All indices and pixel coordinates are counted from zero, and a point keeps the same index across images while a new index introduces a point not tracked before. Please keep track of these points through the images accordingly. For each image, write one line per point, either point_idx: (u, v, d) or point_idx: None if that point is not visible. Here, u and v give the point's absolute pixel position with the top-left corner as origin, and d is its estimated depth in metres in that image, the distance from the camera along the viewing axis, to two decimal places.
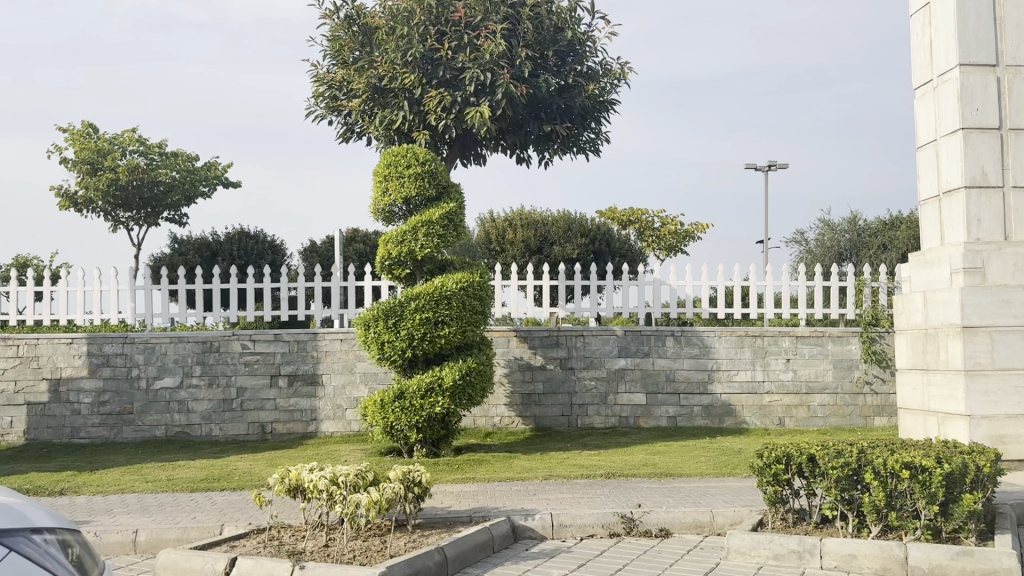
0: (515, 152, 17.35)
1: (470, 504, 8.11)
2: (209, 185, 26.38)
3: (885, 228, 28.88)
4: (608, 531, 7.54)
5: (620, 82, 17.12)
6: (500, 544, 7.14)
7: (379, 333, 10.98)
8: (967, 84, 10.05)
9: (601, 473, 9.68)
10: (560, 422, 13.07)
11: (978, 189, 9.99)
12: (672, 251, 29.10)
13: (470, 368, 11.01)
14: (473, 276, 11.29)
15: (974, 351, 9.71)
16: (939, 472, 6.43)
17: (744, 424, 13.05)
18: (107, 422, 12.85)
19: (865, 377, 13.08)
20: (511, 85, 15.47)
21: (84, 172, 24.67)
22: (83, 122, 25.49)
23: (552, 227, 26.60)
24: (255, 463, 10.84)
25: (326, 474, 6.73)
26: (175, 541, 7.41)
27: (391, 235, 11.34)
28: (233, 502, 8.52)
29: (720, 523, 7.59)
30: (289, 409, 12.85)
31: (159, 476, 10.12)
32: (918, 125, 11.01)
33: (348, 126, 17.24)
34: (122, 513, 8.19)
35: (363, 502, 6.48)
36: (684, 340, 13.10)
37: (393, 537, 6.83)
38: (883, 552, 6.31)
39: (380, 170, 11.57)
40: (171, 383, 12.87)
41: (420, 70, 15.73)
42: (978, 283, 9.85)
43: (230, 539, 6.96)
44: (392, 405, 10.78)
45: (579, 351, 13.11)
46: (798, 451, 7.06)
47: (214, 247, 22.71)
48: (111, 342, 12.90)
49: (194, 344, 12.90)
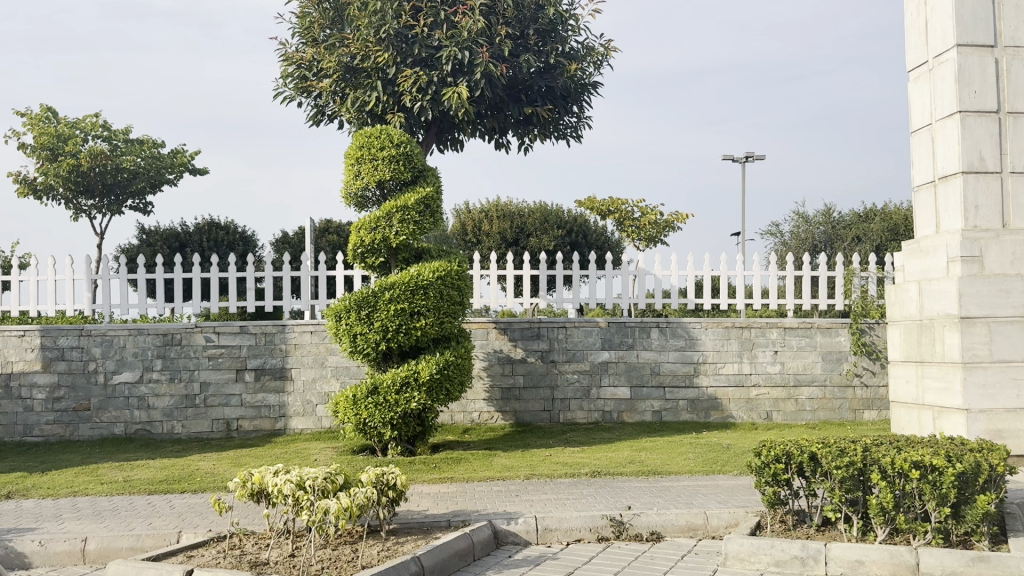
0: (493, 137, 16.81)
1: (449, 507, 7.59)
2: (176, 173, 25.54)
3: (859, 220, 28.69)
4: (597, 536, 7.06)
5: (603, 63, 16.60)
6: (481, 551, 6.65)
7: (351, 325, 10.41)
8: (964, 64, 9.66)
9: (586, 472, 9.20)
10: (541, 417, 12.59)
11: (976, 174, 9.62)
12: (652, 242, 28.59)
13: (448, 361, 10.46)
14: (451, 265, 10.78)
15: (972, 343, 9.34)
16: (951, 472, 5.99)
17: (731, 419, 12.65)
18: (62, 419, 12.16)
19: (854, 369, 12.74)
20: (490, 64, 14.93)
21: (44, 158, 23.70)
22: (42, 106, 24.51)
23: (528, 219, 26.17)
24: (218, 463, 10.23)
25: (292, 478, 6.16)
26: (127, 550, 6.80)
27: (364, 221, 10.75)
28: (193, 506, 7.93)
29: (715, 526, 7.17)
30: (256, 405, 12.23)
31: (116, 477, 9.49)
32: (912, 108, 10.61)
33: (318, 109, 16.59)
34: (71, 519, 7.57)
35: (332, 509, 5.92)
36: (670, 332, 12.66)
37: (365, 546, 6.29)
38: (893, 558, 5.92)
39: (352, 152, 10.99)
40: (130, 378, 12.20)
41: (394, 48, 15.13)
42: (976, 272, 9.48)
43: (188, 547, 6.38)
44: (365, 401, 10.21)
45: (561, 344, 12.62)
46: (798, 450, 6.63)
47: (182, 237, 21.91)
48: (67, 335, 12.19)
49: (156, 336, 12.23)
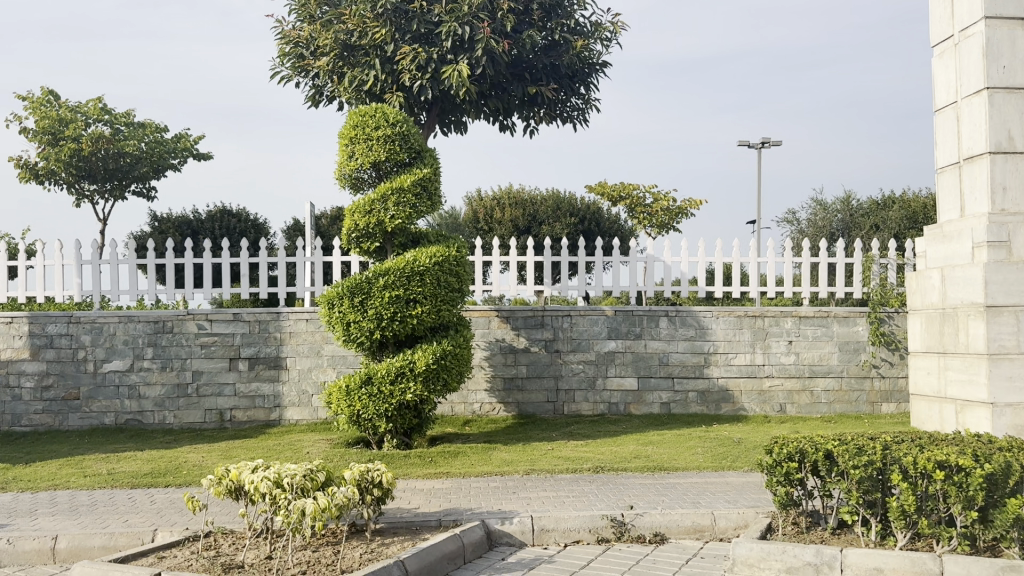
0: (498, 119, 16.35)
1: (441, 505, 7.20)
2: (180, 158, 25.29)
3: (876, 208, 27.93)
4: (596, 537, 6.63)
5: (611, 40, 16.13)
6: (473, 554, 6.24)
7: (344, 312, 10.02)
8: (992, 38, 9.09)
9: (589, 466, 8.79)
10: (545, 409, 12.17)
11: (1004, 155, 9.06)
12: (664, 228, 28.01)
13: (445, 351, 10.05)
14: (449, 250, 10.35)
15: (999, 332, 8.82)
16: (979, 473, 5.51)
17: (742, 411, 12.19)
18: (51, 408, 11.86)
19: (872, 360, 12.23)
20: (492, 40, 14.45)
21: (45, 143, 23.40)
22: (42, 89, 24.30)
23: (540, 207, 25.68)
24: (207, 456, 9.86)
25: (270, 475, 5.72)
26: (99, 549, 6.44)
27: (358, 204, 10.34)
28: (174, 502, 7.57)
29: (723, 527, 6.73)
30: (250, 395, 11.89)
31: (100, 470, 9.14)
32: (937, 85, 10.05)
33: (317, 89, 16.21)
34: (45, 515, 7.22)
35: (309, 510, 5.46)
36: (679, 321, 12.18)
37: (348, 548, 5.89)
38: (915, 566, 5.47)
39: (345, 132, 10.57)
40: (120, 366, 11.87)
41: (392, 23, 14.67)
42: (1003, 258, 8.95)
43: (159, 547, 6.01)
44: (359, 391, 9.84)
45: (565, 333, 12.18)
46: (813, 447, 6.20)
47: (194, 223, 21.65)
48: (55, 322, 11.88)
49: (146, 323, 11.90)
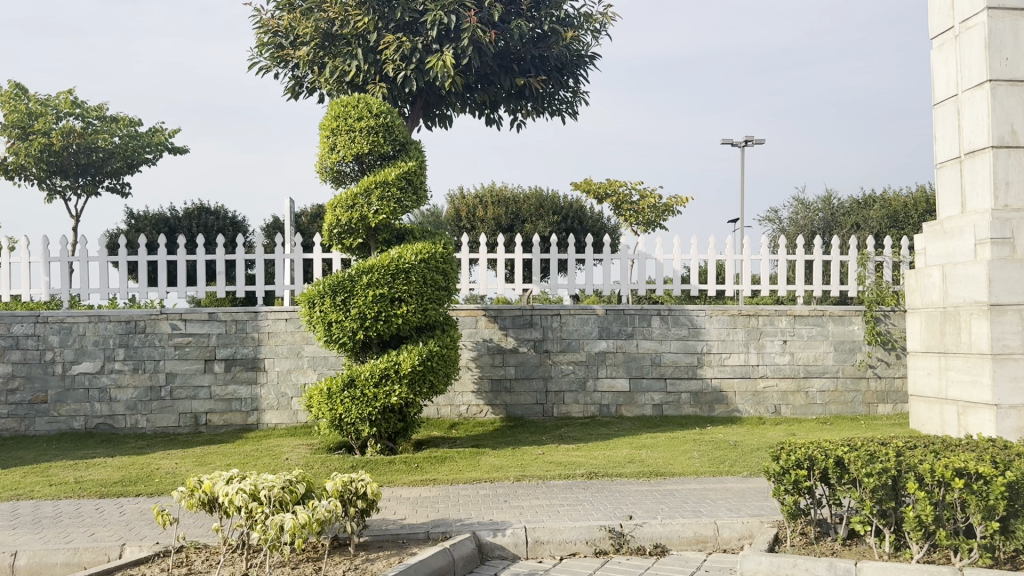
0: (485, 113, 15.99)
1: (428, 515, 6.81)
2: (155, 152, 24.68)
3: (858, 206, 27.83)
4: (593, 549, 6.28)
5: (601, 31, 15.81)
6: (463, 568, 5.87)
7: (325, 312, 9.60)
8: (994, 28, 8.82)
9: (582, 472, 8.44)
10: (534, 411, 11.81)
11: (1006, 149, 8.80)
12: (650, 226, 27.74)
13: (431, 351, 9.66)
14: (435, 247, 9.96)
15: (1004, 332, 8.56)
16: (1000, 481, 5.20)
17: (736, 412, 11.90)
18: (18, 412, 11.35)
19: (868, 360, 11.99)
20: (478, 30, 14.09)
21: (14, 137, 22.63)
22: (12, 83, 23.68)
23: (523, 205, 25.32)
24: (181, 462, 9.39)
25: (246, 486, 5.29)
26: (62, 566, 5.99)
27: (340, 198, 9.94)
28: (144, 513, 7.14)
29: (726, 538, 6.40)
30: (227, 398, 11.44)
31: (66, 478, 8.67)
32: (937, 78, 9.77)
33: (297, 80, 15.83)
34: (4, 529, 6.75)
35: (288, 526, 5.03)
36: (671, 320, 11.87)
37: (330, 565, 5.49)
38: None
39: (327, 123, 10.15)
40: (90, 368, 11.38)
41: (375, 12, 14.26)
42: (1006, 255, 8.69)
43: (126, 565, 5.58)
44: (341, 394, 9.43)
45: (555, 333, 11.82)
46: (823, 454, 5.88)
47: (170, 220, 21.08)
48: (21, 322, 11.35)
49: (117, 323, 11.40)
